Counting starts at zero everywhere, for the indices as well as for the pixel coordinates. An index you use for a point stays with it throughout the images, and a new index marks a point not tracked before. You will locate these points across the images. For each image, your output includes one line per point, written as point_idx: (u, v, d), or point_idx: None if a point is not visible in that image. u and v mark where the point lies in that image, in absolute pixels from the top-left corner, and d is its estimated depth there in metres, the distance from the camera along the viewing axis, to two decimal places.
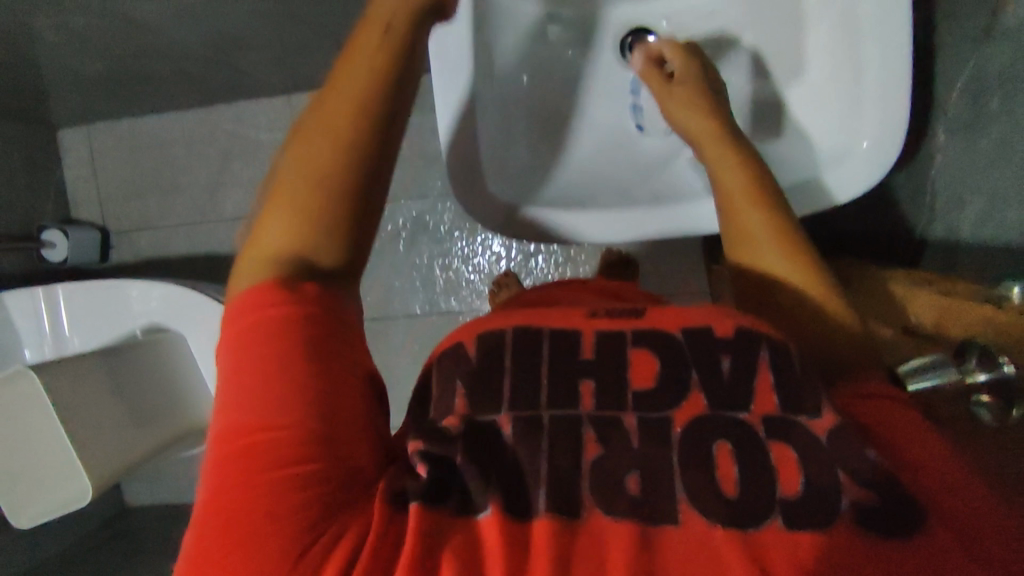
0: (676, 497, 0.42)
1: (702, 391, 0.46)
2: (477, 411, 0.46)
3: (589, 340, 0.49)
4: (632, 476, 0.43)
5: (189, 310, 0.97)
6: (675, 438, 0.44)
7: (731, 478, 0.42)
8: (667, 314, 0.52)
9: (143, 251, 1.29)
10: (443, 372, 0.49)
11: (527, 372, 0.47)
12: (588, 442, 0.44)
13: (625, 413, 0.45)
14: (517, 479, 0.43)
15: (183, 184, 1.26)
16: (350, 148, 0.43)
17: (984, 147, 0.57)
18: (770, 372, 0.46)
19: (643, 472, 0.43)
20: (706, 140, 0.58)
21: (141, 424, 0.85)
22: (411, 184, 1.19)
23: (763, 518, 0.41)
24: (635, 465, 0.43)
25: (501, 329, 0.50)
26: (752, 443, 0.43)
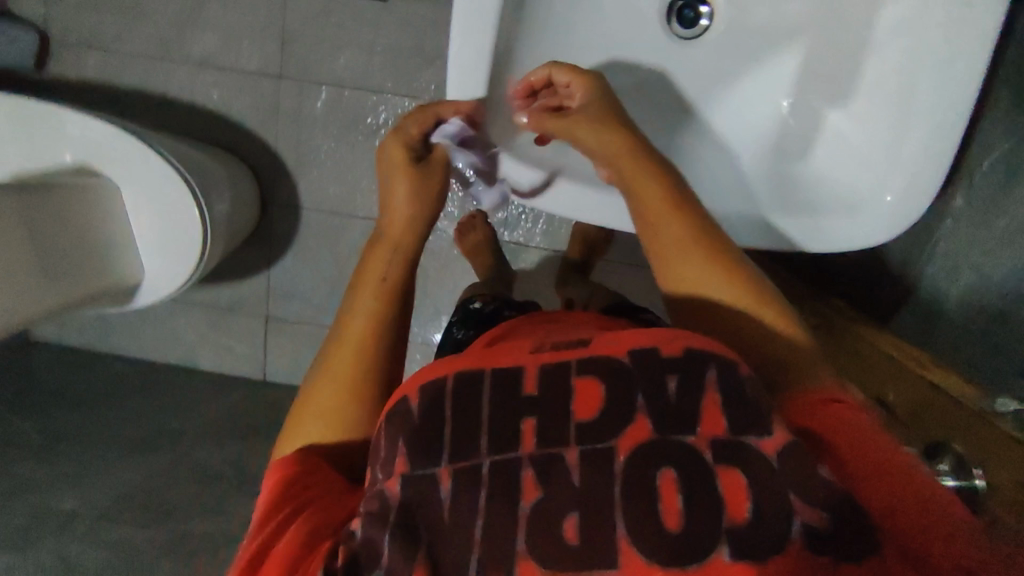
0: (616, 532, 0.41)
1: (648, 415, 0.44)
2: (413, 468, 0.46)
3: (533, 376, 0.48)
4: (570, 518, 0.42)
5: (133, 161, 0.87)
6: (618, 469, 0.43)
7: (676, 511, 0.41)
8: (616, 337, 0.50)
9: (89, 72, 1.15)
10: (390, 433, 0.49)
11: (463, 415, 0.47)
12: (526, 486, 0.43)
13: (567, 447, 0.44)
14: (445, 539, 0.43)
15: (147, 9, 1.10)
16: (385, 328, 0.57)
17: (1000, 228, 0.65)
18: (718, 394, 0.45)
19: (582, 511, 0.42)
20: (619, 154, 0.55)
21: (52, 277, 0.79)
22: (403, 80, 1.08)
23: (710, 552, 0.39)
24: (575, 505, 0.42)
25: (443, 378, 0.49)
26: (696, 470, 0.42)
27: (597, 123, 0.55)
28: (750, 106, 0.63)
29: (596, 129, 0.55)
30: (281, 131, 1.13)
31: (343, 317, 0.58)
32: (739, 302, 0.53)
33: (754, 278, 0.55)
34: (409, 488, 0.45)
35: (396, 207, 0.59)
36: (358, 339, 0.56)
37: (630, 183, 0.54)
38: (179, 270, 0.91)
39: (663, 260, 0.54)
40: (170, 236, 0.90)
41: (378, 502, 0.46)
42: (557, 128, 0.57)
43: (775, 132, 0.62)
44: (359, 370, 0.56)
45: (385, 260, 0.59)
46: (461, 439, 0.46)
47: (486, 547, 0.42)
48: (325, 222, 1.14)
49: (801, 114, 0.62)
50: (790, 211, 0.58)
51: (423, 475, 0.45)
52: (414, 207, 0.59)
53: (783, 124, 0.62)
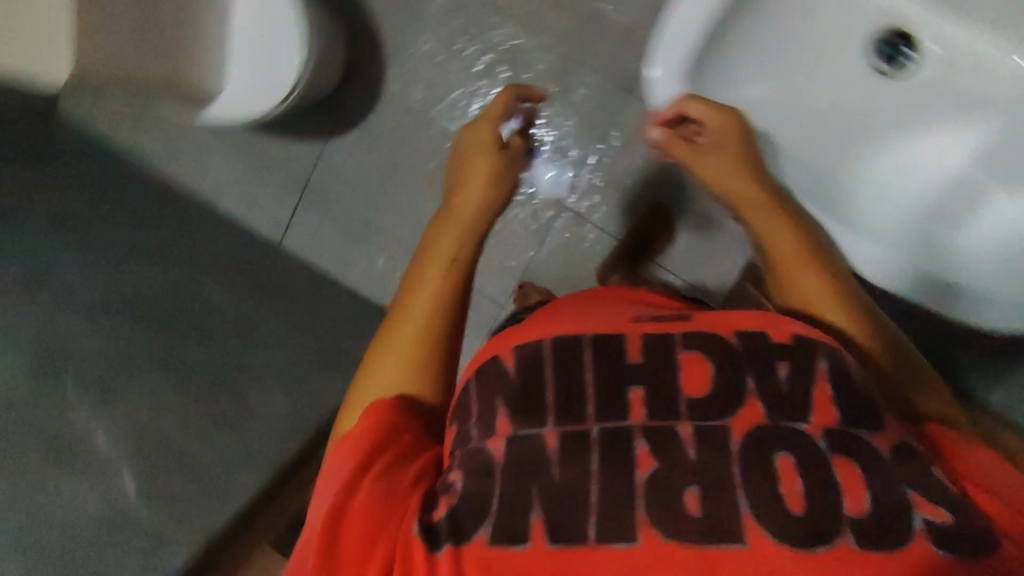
0: (740, 510, 0.37)
1: (760, 399, 0.41)
2: (517, 428, 0.41)
3: (637, 342, 0.44)
4: (690, 491, 0.38)
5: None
6: (734, 449, 0.39)
7: (796, 496, 0.38)
8: (715, 316, 0.46)
9: None
10: (481, 388, 0.44)
11: (566, 373, 0.43)
12: (640, 456, 0.39)
13: (680, 421, 0.40)
14: (558, 492, 0.39)
15: None
16: (460, 279, 0.56)
17: None
18: (829, 382, 0.41)
19: (704, 486, 0.38)
20: (749, 201, 0.57)
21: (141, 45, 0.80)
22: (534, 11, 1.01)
23: (834, 537, 0.37)
24: (694, 479, 0.38)
25: (539, 342, 0.45)
26: (813, 459, 0.39)
27: (732, 164, 0.59)
28: (918, 164, 0.68)
29: (732, 170, 0.59)
30: (391, 9, 1.05)
31: (410, 276, 0.57)
32: (862, 338, 0.50)
33: (867, 306, 0.52)
34: (515, 448, 0.40)
35: (471, 185, 0.62)
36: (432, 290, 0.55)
37: (766, 241, 0.56)
38: (256, 91, 0.90)
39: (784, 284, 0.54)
40: (263, 55, 0.90)
41: (477, 461, 0.41)
42: (688, 159, 0.62)
43: (937, 194, 0.68)
44: (434, 310, 0.54)
45: (461, 219, 0.60)
46: (568, 401, 0.41)
47: (608, 513, 0.38)
48: (393, 115, 1.06)
49: (964, 180, 0.67)
50: (937, 267, 0.64)
51: (529, 436, 0.41)
52: (490, 172, 0.63)
53: (949, 189, 0.67)
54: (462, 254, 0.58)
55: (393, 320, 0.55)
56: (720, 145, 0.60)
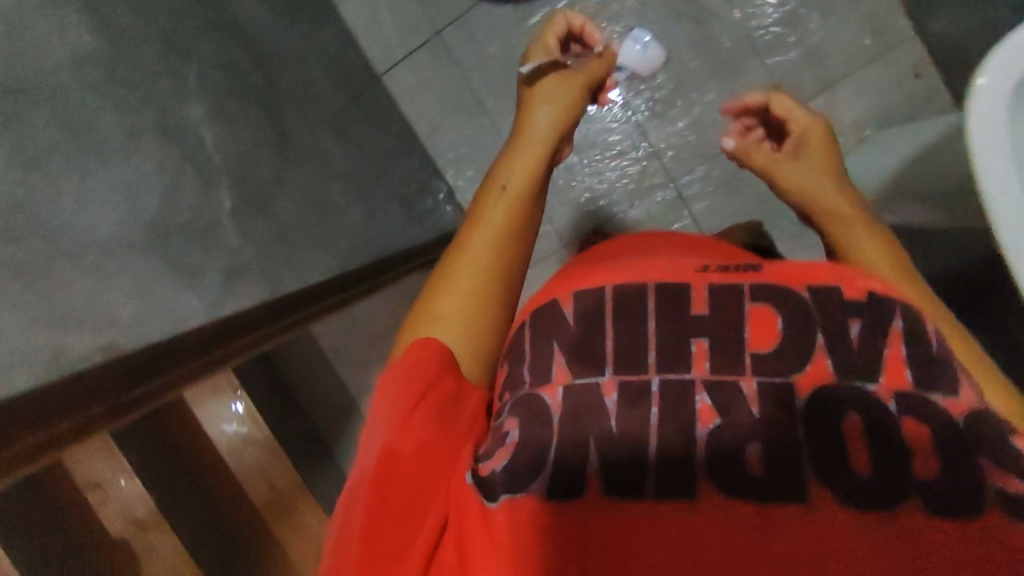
0: (804, 472, 0.36)
1: (827, 354, 0.38)
2: (574, 378, 0.40)
3: (701, 294, 0.42)
4: (751, 448, 0.37)
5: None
6: (799, 407, 0.37)
7: (862, 455, 0.36)
8: (784, 267, 0.43)
9: None
10: (536, 335, 0.43)
11: (628, 331, 0.41)
12: (702, 411, 0.38)
13: (743, 376, 0.38)
14: (612, 448, 0.38)
15: None
16: (528, 219, 0.58)
17: None
18: (903, 342, 0.39)
19: (767, 442, 0.37)
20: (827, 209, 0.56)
21: None
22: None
23: (903, 500, 0.35)
24: (756, 434, 0.37)
25: (601, 289, 0.43)
26: (883, 423, 0.37)
27: (823, 159, 0.59)
28: None
29: (823, 163, 0.59)
30: None
31: (471, 220, 0.58)
32: (942, 321, 0.46)
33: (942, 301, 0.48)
34: (572, 400, 0.39)
35: (535, 125, 0.64)
36: (502, 226, 0.56)
37: (840, 236, 0.53)
38: None
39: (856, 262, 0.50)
40: None
41: (530, 407, 0.40)
42: (764, 162, 0.63)
43: None
44: (507, 248, 0.55)
45: (534, 157, 0.61)
46: (629, 351, 0.40)
47: (667, 466, 0.37)
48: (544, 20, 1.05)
49: None
50: None
51: (585, 387, 0.40)
52: (556, 115, 0.64)
53: None
54: (529, 192, 0.59)
55: (459, 258, 0.54)
56: (810, 152, 0.60)
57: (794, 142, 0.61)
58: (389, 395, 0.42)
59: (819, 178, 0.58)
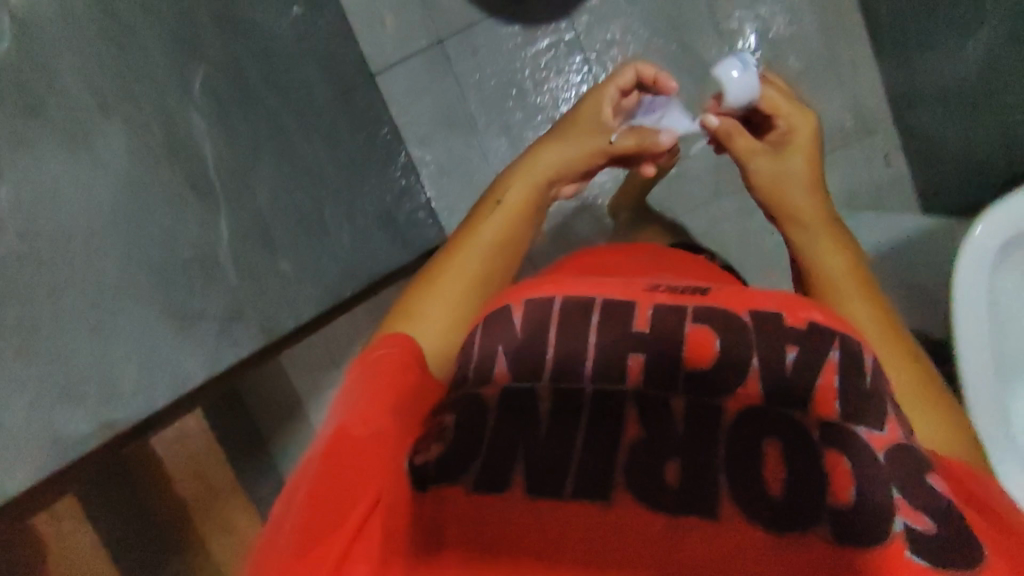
0: (718, 486, 0.38)
1: (759, 379, 0.43)
2: (512, 380, 0.42)
3: (645, 312, 0.45)
4: (672, 464, 0.39)
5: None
6: (723, 426, 0.40)
7: (777, 477, 0.38)
8: (734, 294, 0.48)
9: None
10: (483, 338, 0.45)
11: (569, 343, 0.43)
12: (628, 419, 0.40)
13: (674, 393, 0.41)
14: (537, 451, 0.39)
15: None
16: (512, 237, 0.61)
17: None
18: (835, 373, 0.44)
19: (685, 458, 0.39)
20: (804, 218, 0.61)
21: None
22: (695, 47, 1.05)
23: (809, 525, 0.37)
24: (678, 451, 0.39)
25: (551, 298, 0.46)
26: (803, 446, 0.40)
27: (803, 164, 0.62)
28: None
29: (801, 168, 0.62)
30: None
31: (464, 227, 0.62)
32: (895, 348, 0.54)
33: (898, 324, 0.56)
34: (510, 402, 0.41)
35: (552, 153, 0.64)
36: (490, 239, 0.60)
37: (817, 256, 0.59)
38: None
39: (827, 284, 0.58)
40: None
41: (471, 406, 0.42)
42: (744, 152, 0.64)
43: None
44: (489, 263, 0.59)
45: (537, 183, 0.63)
46: (567, 362, 0.42)
47: (586, 472, 0.38)
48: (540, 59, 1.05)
49: None
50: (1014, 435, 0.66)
51: (522, 390, 0.42)
52: (576, 155, 0.64)
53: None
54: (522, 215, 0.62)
55: (443, 261, 0.58)
56: (789, 153, 0.63)
57: (776, 139, 0.64)
58: (353, 387, 0.47)
59: (794, 183, 0.62)
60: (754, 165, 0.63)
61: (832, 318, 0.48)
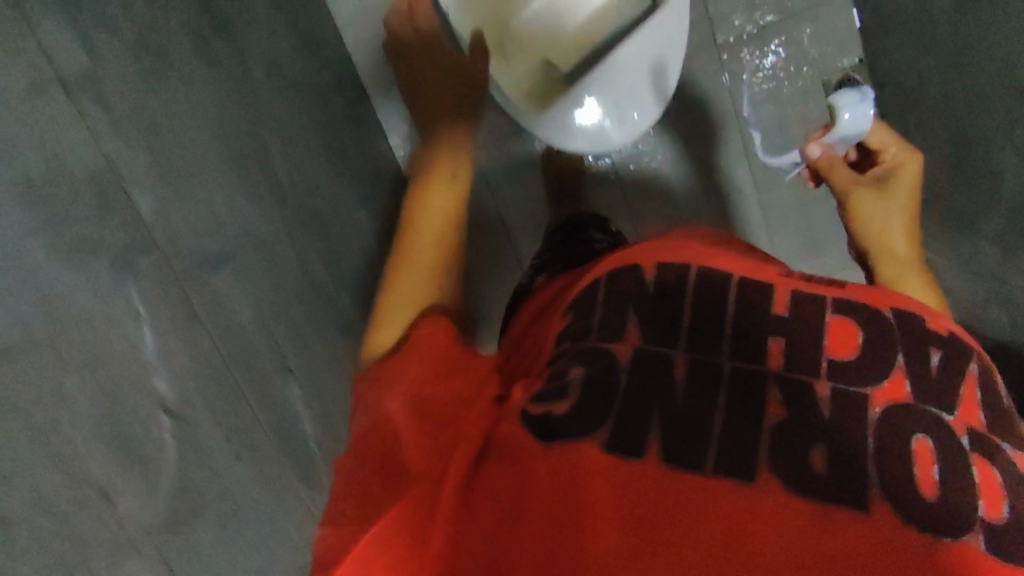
0: (868, 483, 0.34)
1: (905, 378, 0.40)
2: (647, 342, 0.39)
3: (784, 297, 0.44)
4: (818, 450, 0.35)
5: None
6: (872, 418, 0.37)
7: (929, 480, 0.36)
8: (872, 289, 0.46)
9: None
10: (613, 294, 0.43)
11: (706, 314, 0.41)
12: (771, 401, 0.37)
13: (817, 380, 0.39)
14: (678, 416, 0.36)
15: None
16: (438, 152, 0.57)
17: None
18: (977, 387, 0.42)
19: (834, 447, 0.35)
20: (891, 248, 0.59)
21: None
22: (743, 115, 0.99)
23: (962, 534, 0.34)
24: (825, 440, 0.36)
25: (686, 268, 0.45)
26: (954, 454, 0.37)
27: (908, 198, 0.60)
28: None
29: (906, 200, 0.60)
30: None
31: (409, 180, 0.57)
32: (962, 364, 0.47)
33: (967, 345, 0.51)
34: (642, 360, 0.38)
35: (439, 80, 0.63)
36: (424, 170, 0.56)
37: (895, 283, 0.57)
38: None
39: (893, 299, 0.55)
40: None
41: (597, 356, 0.39)
42: (841, 185, 0.63)
43: None
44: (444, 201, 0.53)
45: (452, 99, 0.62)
46: (704, 330, 0.41)
47: (727, 444, 0.35)
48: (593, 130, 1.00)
49: None
50: None
51: (657, 355, 0.39)
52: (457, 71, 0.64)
53: None
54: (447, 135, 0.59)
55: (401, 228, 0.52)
56: (893, 187, 0.61)
57: (883, 172, 0.63)
58: (409, 359, 0.43)
59: (893, 219, 0.60)
60: (856, 195, 0.62)
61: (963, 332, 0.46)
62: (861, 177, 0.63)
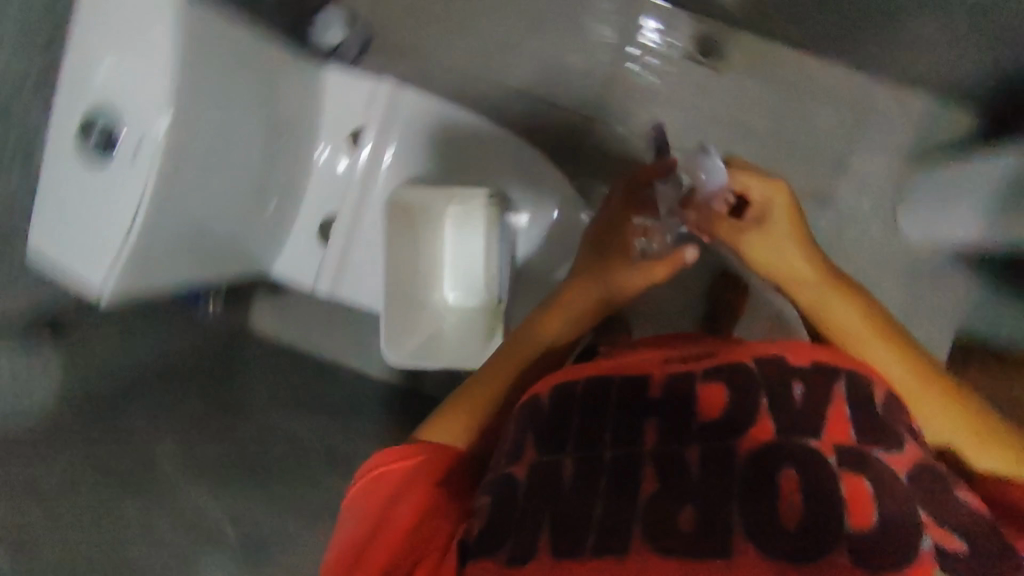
0: (730, 528, 0.41)
1: (770, 418, 0.46)
2: (541, 456, 0.49)
3: (658, 380, 0.51)
4: (685, 510, 0.42)
5: (418, 133, 0.84)
6: (737, 467, 0.44)
7: (791, 508, 0.41)
8: (738, 348, 0.52)
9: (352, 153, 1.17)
10: (519, 421, 0.52)
11: (590, 419, 0.49)
12: (645, 479, 0.45)
13: (687, 448, 0.46)
14: (566, 514, 0.45)
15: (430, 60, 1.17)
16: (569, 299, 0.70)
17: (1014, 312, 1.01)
18: (846, 403, 0.47)
19: (698, 505, 0.43)
20: (794, 280, 0.62)
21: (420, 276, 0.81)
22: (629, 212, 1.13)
23: (827, 552, 0.39)
24: (690, 500, 0.43)
25: (573, 382, 0.53)
26: (819, 476, 0.42)
27: (789, 224, 0.60)
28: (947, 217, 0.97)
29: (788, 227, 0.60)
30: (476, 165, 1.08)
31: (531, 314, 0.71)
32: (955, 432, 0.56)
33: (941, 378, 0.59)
34: (538, 477, 0.48)
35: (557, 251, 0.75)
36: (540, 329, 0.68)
37: (827, 315, 0.61)
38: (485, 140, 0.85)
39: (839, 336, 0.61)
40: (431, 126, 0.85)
41: (503, 485, 0.49)
42: (725, 230, 0.61)
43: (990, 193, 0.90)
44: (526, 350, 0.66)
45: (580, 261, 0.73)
46: (588, 430, 0.49)
47: (605, 527, 0.43)
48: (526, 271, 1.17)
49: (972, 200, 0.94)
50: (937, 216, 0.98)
51: (548, 466, 0.48)
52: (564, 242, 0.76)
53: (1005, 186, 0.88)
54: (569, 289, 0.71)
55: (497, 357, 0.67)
56: (773, 222, 0.60)
57: (756, 211, 0.60)
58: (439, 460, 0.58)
59: (786, 247, 0.60)
60: (743, 241, 0.61)
61: (835, 354, 0.51)
62: (741, 220, 0.60)
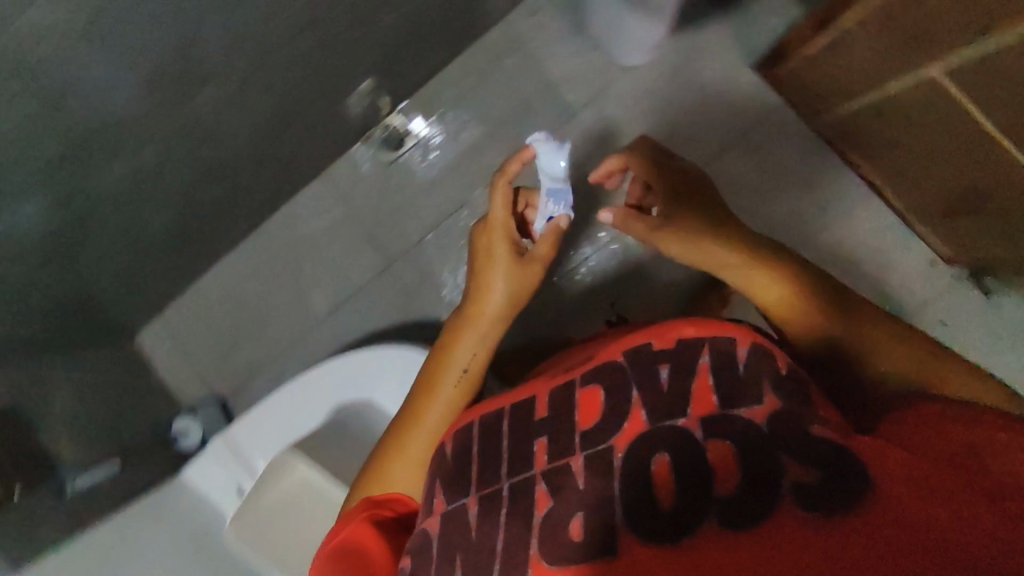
0: (616, 524, 0.43)
1: (641, 408, 0.46)
2: (449, 503, 0.51)
3: (543, 400, 0.51)
4: (577, 518, 0.44)
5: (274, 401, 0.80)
6: (618, 466, 0.44)
7: (666, 492, 0.42)
8: (614, 344, 0.52)
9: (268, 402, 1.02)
10: (429, 476, 0.55)
11: (487, 451, 0.51)
12: (539, 496, 0.46)
13: (573, 455, 0.46)
14: (475, 551, 0.47)
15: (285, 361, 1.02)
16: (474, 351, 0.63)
17: None
18: (710, 371, 0.45)
19: (588, 512, 0.44)
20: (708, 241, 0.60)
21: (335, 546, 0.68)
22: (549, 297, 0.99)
23: (696, 532, 0.40)
24: (581, 508, 0.44)
25: (472, 422, 0.55)
26: (687, 455, 0.43)
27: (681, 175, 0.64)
28: None
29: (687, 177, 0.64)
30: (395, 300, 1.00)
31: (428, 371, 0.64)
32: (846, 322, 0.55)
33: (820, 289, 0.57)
34: (448, 523, 0.50)
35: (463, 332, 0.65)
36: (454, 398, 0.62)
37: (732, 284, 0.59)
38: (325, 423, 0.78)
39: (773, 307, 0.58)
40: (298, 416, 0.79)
41: (421, 540, 0.51)
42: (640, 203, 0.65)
43: None
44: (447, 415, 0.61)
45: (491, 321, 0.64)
46: (486, 467, 0.51)
47: (506, 557, 0.45)
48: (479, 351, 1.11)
49: None
50: None
51: (457, 508, 0.50)
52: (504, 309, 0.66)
53: None
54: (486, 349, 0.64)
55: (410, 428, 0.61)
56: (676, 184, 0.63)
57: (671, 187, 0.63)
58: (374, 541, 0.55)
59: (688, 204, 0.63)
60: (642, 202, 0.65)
61: (706, 323, 0.49)
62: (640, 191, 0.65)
